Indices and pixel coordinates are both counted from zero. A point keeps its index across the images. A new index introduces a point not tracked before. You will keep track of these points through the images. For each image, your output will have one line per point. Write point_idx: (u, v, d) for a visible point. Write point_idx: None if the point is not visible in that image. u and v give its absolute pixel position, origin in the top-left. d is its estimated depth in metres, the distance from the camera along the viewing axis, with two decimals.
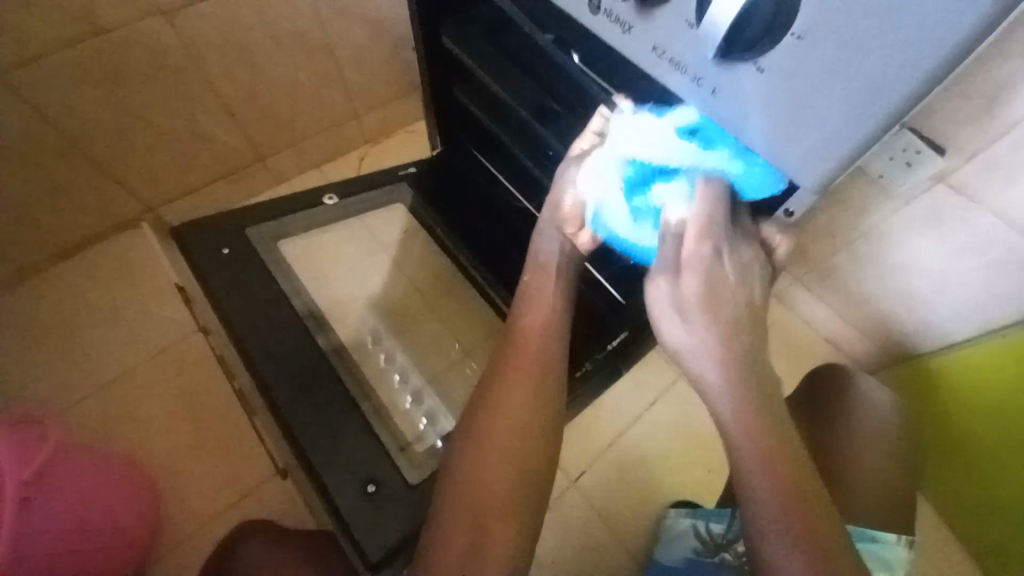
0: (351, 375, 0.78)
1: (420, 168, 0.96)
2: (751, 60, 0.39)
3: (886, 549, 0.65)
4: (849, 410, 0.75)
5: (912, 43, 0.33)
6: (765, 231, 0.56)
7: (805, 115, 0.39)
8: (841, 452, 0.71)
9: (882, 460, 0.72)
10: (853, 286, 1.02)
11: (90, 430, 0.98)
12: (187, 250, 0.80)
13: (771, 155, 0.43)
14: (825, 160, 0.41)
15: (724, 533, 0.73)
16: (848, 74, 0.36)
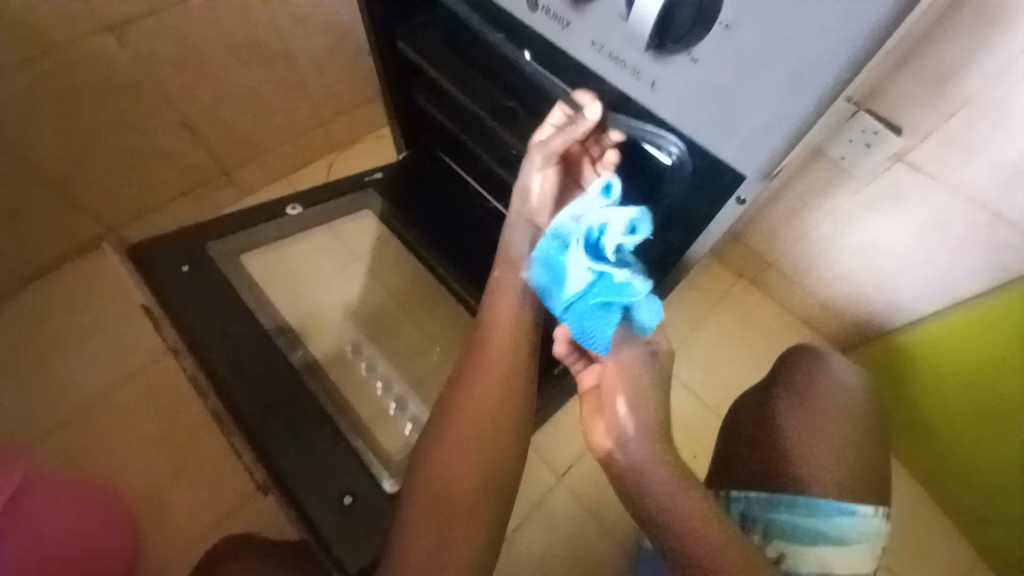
0: (325, 390, 0.77)
1: (387, 173, 0.95)
2: (684, 50, 0.40)
3: (865, 523, 0.67)
4: (819, 394, 0.76)
5: (832, 27, 0.33)
6: (722, 220, 0.56)
7: (737, 105, 0.40)
8: (810, 426, 0.73)
9: (856, 439, 0.73)
10: (821, 267, 1.04)
11: (58, 461, 0.94)
12: (145, 269, 0.77)
13: (710, 144, 0.44)
14: (763, 147, 0.41)
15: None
16: (777, 61, 0.36)
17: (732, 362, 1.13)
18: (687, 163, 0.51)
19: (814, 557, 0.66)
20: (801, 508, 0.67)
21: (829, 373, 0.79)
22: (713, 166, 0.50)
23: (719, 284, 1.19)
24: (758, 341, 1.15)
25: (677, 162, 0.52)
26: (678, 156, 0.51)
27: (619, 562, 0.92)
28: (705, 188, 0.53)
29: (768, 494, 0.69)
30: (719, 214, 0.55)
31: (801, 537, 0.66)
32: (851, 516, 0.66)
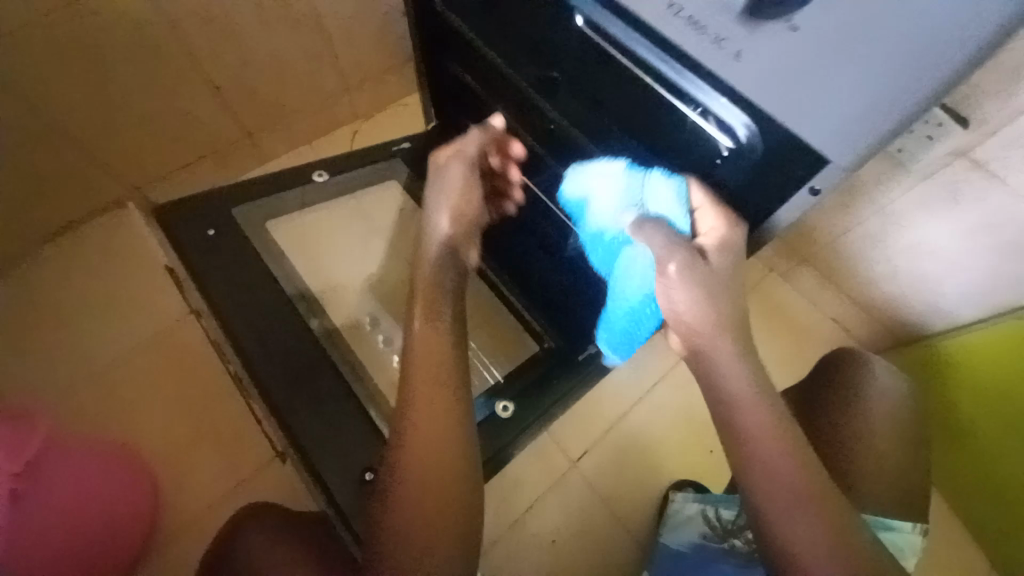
0: (345, 360, 0.76)
1: (414, 143, 0.92)
2: (784, 15, 0.36)
3: (901, 538, 0.65)
4: (849, 397, 0.74)
5: (964, 6, 0.31)
6: (792, 210, 0.52)
7: (832, 82, 0.38)
8: (843, 435, 0.71)
9: (890, 447, 0.70)
10: (860, 267, 0.99)
11: (84, 417, 0.97)
12: (173, 232, 0.76)
13: (793, 122, 0.42)
14: (858, 136, 0.40)
15: (734, 519, 0.74)
16: (889, 43, 0.34)
17: (757, 359, 1.10)
18: (756, 147, 0.48)
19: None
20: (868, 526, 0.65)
21: (868, 381, 0.75)
22: (782, 154, 0.46)
23: (748, 278, 1.15)
24: (786, 340, 1.11)
25: (744, 145, 0.49)
26: (747, 138, 0.48)
27: (631, 552, 0.92)
28: (768, 177, 0.50)
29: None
30: (784, 205, 0.52)
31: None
32: (895, 532, 0.65)
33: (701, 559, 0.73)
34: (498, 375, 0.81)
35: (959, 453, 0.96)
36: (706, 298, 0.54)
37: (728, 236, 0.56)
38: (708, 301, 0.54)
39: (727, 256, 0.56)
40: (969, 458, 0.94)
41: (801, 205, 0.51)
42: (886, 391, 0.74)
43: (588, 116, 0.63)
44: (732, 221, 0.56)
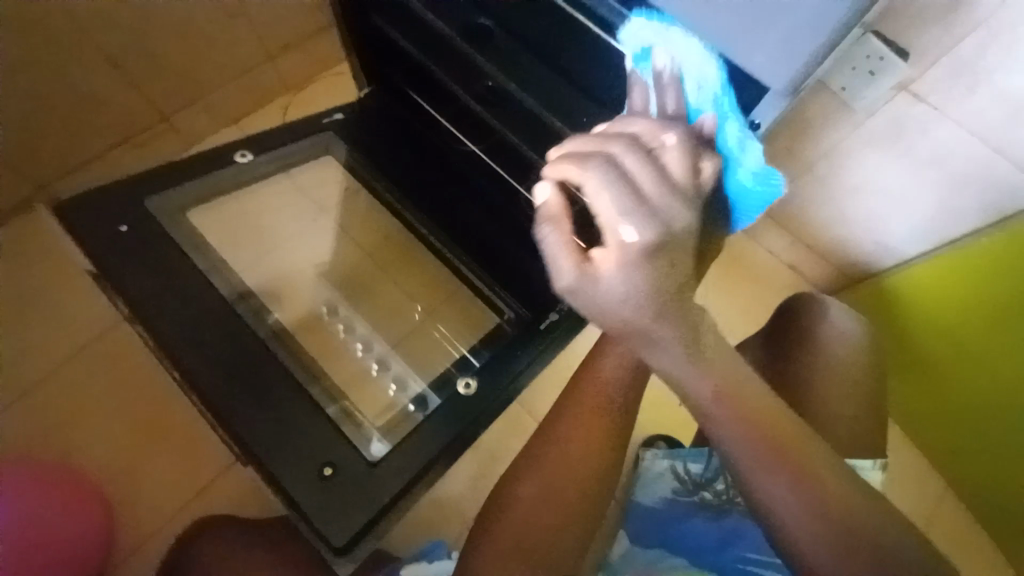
0: (294, 356, 0.70)
1: (347, 114, 0.84)
2: None
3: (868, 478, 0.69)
4: (808, 318, 0.77)
5: None
6: None
7: (757, 12, 0.40)
8: (807, 377, 0.73)
9: (850, 370, 0.73)
10: (812, 211, 1.00)
11: (15, 444, 0.88)
12: (73, 230, 0.67)
13: (729, 54, 0.44)
14: (796, 57, 0.41)
15: (703, 473, 0.76)
16: None
17: (718, 308, 1.11)
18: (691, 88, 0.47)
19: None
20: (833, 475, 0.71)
21: (829, 323, 0.76)
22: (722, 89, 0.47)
23: None
24: (744, 289, 1.13)
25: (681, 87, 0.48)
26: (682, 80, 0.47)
27: (608, 509, 0.93)
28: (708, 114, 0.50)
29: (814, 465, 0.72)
30: None
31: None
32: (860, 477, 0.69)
33: (674, 513, 0.75)
34: (463, 349, 0.77)
35: (914, 381, 1.00)
36: (620, 305, 0.42)
37: (647, 211, 0.41)
38: (622, 306, 0.42)
39: (659, 243, 0.41)
40: (923, 384, 0.99)
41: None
42: (849, 333, 0.75)
43: (537, 69, 0.60)
44: (646, 194, 0.41)
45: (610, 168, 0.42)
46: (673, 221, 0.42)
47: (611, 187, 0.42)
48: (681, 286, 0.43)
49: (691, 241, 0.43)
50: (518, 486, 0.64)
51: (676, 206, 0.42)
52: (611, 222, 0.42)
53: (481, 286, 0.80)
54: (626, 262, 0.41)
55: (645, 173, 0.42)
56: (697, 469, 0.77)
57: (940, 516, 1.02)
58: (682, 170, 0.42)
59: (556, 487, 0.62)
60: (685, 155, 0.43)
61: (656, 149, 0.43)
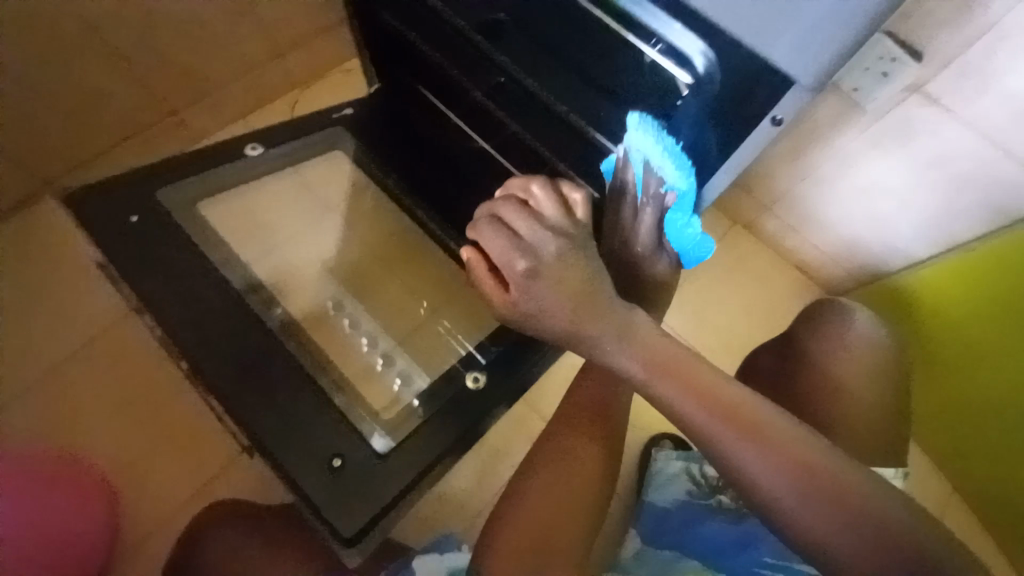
0: (306, 350, 0.70)
1: (358, 109, 0.85)
2: None
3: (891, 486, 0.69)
4: (837, 341, 0.75)
5: None
6: (752, 145, 0.51)
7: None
8: (827, 388, 0.73)
9: (871, 390, 0.72)
10: (818, 212, 1.00)
11: (22, 435, 0.88)
12: (84, 221, 0.67)
13: (753, 44, 0.41)
14: (821, 46, 0.38)
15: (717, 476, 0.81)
16: None
17: (724, 308, 1.11)
18: (716, 77, 0.47)
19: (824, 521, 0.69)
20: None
21: (849, 332, 0.76)
22: (744, 81, 0.45)
23: (713, 230, 1.15)
24: (752, 288, 1.12)
25: (703, 77, 0.48)
26: (705, 69, 0.48)
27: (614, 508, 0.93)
28: (729, 108, 0.49)
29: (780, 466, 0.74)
30: (748, 138, 0.50)
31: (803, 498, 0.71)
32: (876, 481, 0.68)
33: (687, 514, 0.77)
34: (470, 346, 0.77)
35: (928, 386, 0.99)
36: (535, 312, 0.54)
37: (530, 244, 0.54)
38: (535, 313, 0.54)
39: (538, 265, 0.53)
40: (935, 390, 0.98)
41: (762, 138, 0.50)
42: (871, 340, 0.75)
43: (554, 70, 0.60)
44: (524, 234, 0.54)
45: (500, 226, 0.55)
46: (555, 249, 0.53)
47: (501, 237, 0.55)
48: (583, 289, 0.53)
49: (573, 253, 0.54)
50: (527, 482, 0.63)
51: (551, 237, 0.54)
52: (505, 258, 0.54)
53: None
54: (524, 286, 0.53)
55: (524, 218, 0.55)
56: (712, 472, 0.82)
57: (947, 519, 1.01)
58: (550, 210, 0.56)
59: (565, 484, 0.62)
60: (553, 202, 0.57)
61: (531, 202, 0.57)
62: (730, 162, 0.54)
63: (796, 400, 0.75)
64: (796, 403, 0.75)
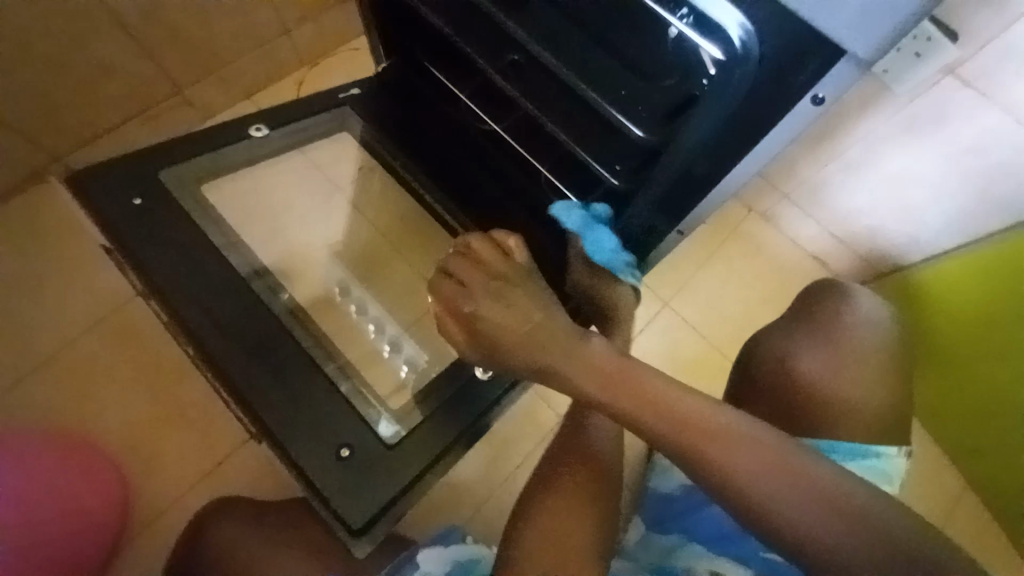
0: (312, 336, 0.68)
1: (365, 88, 0.82)
2: None
3: (887, 463, 0.66)
4: (822, 340, 0.71)
5: None
6: (789, 127, 0.48)
7: None
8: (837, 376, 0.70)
9: (871, 391, 0.68)
10: (837, 201, 0.97)
11: (31, 415, 0.89)
12: (87, 202, 0.65)
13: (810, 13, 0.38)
14: (885, 18, 0.35)
15: None
16: None
17: (735, 296, 1.08)
18: (752, 53, 0.42)
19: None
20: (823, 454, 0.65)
21: (856, 316, 0.73)
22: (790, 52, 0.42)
23: (728, 219, 1.12)
24: (765, 278, 1.10)
25: (738, 53, 0.42)
26: (741, 42, 0.41)
27: None
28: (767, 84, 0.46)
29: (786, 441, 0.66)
30: (784, 119, 0.47)
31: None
32: (876, 457, 0.65)
33: (691, 501, 0.71)
34: None
35: (939, 374, 0.97)
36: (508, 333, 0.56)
37: (474, 291, 0.56)
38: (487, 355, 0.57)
39: (482, 311, 0.56)
40: (946, 378, 0.96)
41: (800, 120, 0.47)
42: (884, 325, 0.72)
43: (575, 41, 0.56)
44: (465, 282, 0.57)
45: (445, 278, 0.59)
46: (498, 294, 0.56)
47: (448, 288, 0.58)
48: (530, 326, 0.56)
49: (512, 293, 0.57)
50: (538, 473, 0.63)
51: (491, 282, 0.57)
52: (453, 307, 0.57)
53: None
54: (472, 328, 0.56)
55: (465, 268, 0.57)
56: None
57: (958, 512, 1.00)
58: (490, 255, 0.58)
59: (576, 475, 0.62)
60: (491, 247, 0.59)
61: (470, 249, 0.59)
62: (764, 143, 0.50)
63: (779, 411, 0.70)
64: (780, 416, 0.70)
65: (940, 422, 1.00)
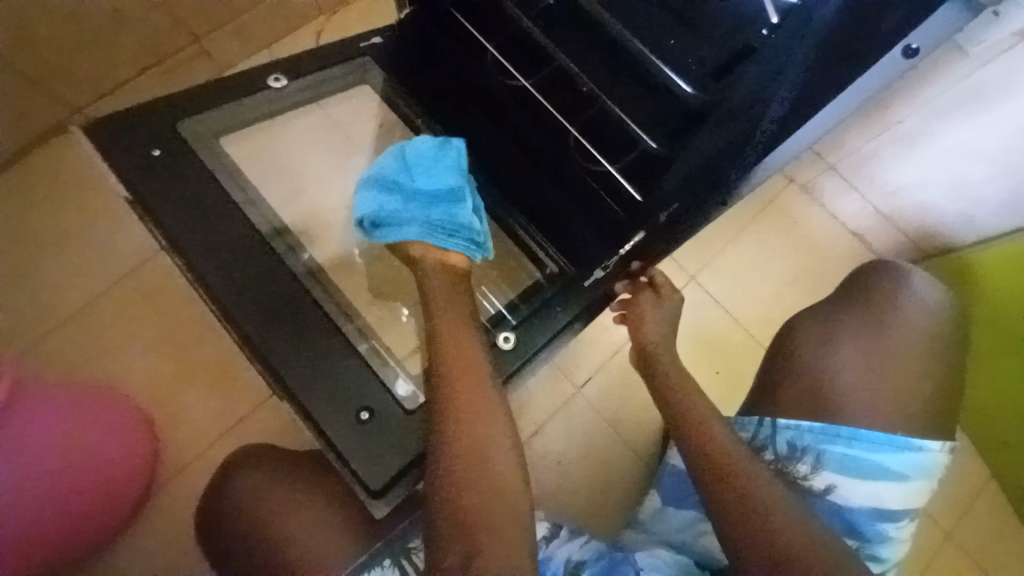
0: (330, 297, 0.68)
1: (386, 37, 0.78)
2: None
3: (930, 458, 0.64)
4: (868, 324, 0.68)
5: None
6: (873, 83, 0.44)
7: None
8: (880, 359, 0.66)
9: (908, 376, 0.66)
10: (887, 175, 0.89)
11: (62, 363, 0.91)
12: (105, 152, 0.64)
13: None
14: None
15: (751, 441, 0.68)
16: None
17: (767, 274, 1.04)
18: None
19: (871, 491, 0.64)
20: (861, 440, 0.64)
21: (896, 300, 0.69)
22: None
23: (765, 192, 1.05)
24: (799, 255, 1.04)
25: None
26: None
27: (633, 466, 0.92)
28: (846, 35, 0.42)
29: (823, 426, 0.65)
30: (869, 72, 0.43)
31: (859, 471, 0.64)
32: (917, 451, 0.64)
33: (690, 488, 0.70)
34: (499, 304, 0.73)
35: (996, 369, 0.89)
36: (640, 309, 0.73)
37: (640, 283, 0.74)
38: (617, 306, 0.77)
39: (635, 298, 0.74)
40: (1003, 375, 0.89)
41: (886, 74, 0.44)
42: (936, 308, 0.68)
43: None
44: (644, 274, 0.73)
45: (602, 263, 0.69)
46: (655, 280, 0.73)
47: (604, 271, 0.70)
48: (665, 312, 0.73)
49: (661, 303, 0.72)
50: None
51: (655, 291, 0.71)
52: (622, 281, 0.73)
53: (539, 252, 0.72)
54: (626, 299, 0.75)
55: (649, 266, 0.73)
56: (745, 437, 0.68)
57: (982, 503, 0.97)
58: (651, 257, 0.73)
59: None
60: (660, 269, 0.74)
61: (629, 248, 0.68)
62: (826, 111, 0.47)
63: (809, 393, 0.68)
64: (805, 400, 0.68)
65: (985, 417, 0.94)
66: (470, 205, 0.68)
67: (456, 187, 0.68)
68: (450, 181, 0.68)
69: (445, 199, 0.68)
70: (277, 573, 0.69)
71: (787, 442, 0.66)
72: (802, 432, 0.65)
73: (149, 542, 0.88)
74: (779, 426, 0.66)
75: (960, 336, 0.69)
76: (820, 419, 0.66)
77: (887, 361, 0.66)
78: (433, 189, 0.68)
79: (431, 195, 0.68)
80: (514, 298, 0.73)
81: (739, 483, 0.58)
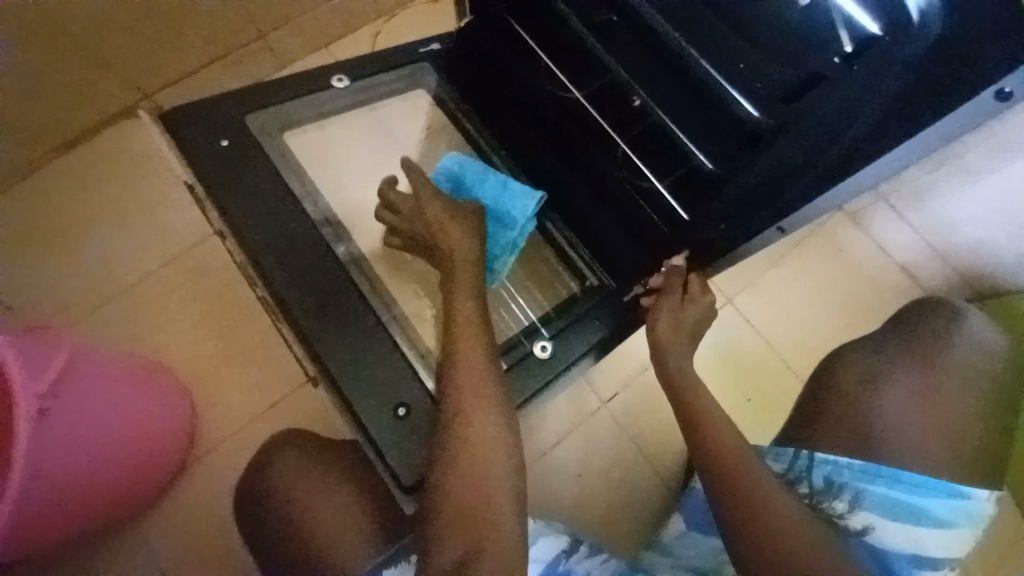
0: (374, 292, 0.69)
1: (446, 45, 0.80)
2: None
3: (977, 506, 0.61)
4: (918, 362, 0.66)
5: None
6: (953, 128, 0.42)
7: None
8: (930, 399, 0.64)
9: (956, 420, 0.63)
10: (942, 210, 0.87)
11: (115, 332, 0.96)
12: (177, 139, 0.67)
13: None
14: None
15: (785, 473, 0.66)
16: None
17: (807, 301, 1.01)
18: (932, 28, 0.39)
19: (910, 535, 0.62)
20: (903, 482, 0.61)
21: (951, 340, 0.66)
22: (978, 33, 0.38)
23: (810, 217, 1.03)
24: (843, 285, 1.01)
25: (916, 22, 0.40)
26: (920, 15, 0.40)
27: (654, 485, 0.91)
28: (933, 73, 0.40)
29: (863, 464, 0.63)
30: (952, 116, 0.41)
31: (898, 513, 0.62)
32: (963, 498, 0.61)
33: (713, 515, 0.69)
34: (534, 316, 0.73)
35: None
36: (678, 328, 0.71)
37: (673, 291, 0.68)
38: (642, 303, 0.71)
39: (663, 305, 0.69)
40: None
41: (972, 118, 0.41)
42: (991, 352, 0.66)
43: None
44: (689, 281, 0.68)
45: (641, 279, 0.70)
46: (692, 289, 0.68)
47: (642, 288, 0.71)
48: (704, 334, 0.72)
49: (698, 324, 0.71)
50: None
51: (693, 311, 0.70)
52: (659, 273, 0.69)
53: (581, 265, 0.74)
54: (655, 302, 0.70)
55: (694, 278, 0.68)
56: (778, 468, 0.67)
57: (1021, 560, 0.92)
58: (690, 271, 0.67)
59: None
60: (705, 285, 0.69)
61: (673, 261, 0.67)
62: (892, 155, 0.45)
63: (849, 427, 0.66)
64: (844, 435, 0.66)
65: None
66: (513, 236, 0.71)
67: (512, 217, 0.71)
68: (510, 208, 0.71)
69: (500, 223, 0.72)
70: (302, 554, 0.72)
71: (824, 476, 0.64)
72: (840, 467, 0.63)
73: (180, 511, 0.92)
74: (816, 459, 0.65)
75: (1013, 384, 0.66)
76: (860, 457, 0.64)
77: (937, 402, 0.64)
78: (499, 209, 0.72)
79: (493, 212, 0.72)
80: (550, 308, 0.73)
81: (775, 516, 0.56)
